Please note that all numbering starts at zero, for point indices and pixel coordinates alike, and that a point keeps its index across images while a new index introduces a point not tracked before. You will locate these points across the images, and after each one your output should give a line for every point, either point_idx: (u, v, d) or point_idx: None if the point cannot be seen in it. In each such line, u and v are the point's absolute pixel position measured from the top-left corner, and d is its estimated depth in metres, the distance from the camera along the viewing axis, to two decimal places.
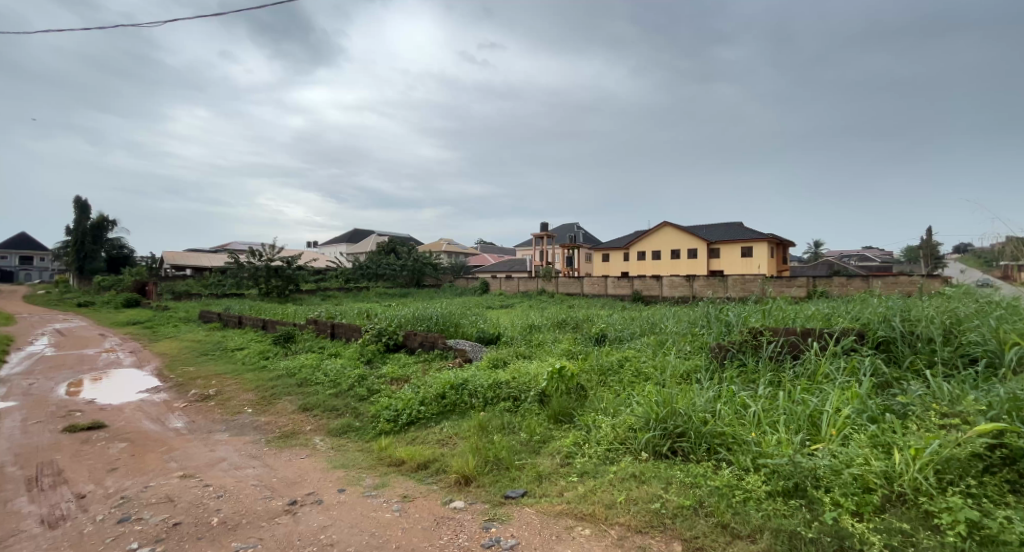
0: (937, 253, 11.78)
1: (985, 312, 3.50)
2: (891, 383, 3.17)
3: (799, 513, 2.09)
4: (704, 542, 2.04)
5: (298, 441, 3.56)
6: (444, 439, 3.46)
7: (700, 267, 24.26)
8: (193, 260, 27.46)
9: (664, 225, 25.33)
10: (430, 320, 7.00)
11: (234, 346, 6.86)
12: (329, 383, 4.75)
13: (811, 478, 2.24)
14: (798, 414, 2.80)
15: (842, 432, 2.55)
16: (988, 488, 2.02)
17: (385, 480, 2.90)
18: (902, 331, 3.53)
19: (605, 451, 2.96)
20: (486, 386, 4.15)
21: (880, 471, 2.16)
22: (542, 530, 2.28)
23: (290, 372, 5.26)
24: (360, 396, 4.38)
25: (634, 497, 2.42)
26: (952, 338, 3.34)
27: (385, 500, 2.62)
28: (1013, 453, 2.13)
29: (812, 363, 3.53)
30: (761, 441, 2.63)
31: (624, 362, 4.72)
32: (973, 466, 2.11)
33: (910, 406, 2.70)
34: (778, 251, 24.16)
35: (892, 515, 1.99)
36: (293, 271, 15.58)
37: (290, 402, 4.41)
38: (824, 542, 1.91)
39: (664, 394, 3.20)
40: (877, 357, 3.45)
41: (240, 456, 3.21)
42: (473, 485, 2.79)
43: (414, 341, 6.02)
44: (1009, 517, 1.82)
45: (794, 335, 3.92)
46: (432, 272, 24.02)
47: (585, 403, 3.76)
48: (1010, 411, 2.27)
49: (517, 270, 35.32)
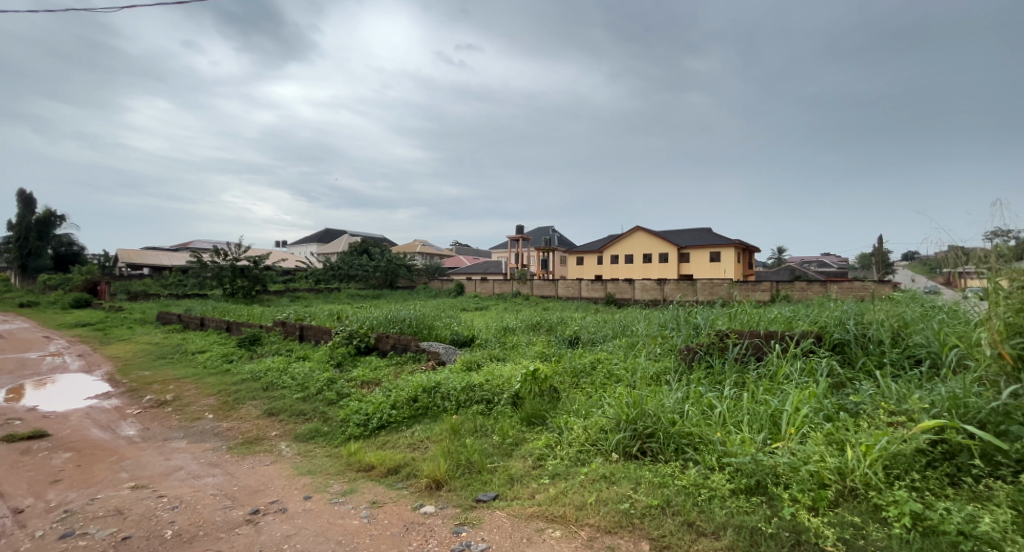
0: (889, 259, 12.39)
1: (929, 315, 3.73)
2: (845, 383, 3.33)
3: (760, 509, 2.17)
4: (670, 540, 2.08)
5: (263, 447, 3.47)
6: (415, 444, 3.43)
7: (671, 271, 24.82)
8: (151, 259, 26.37)
9: (636, 229, 25.84)
10: (403, 322, 6.93)
11: (194, 350, 6.61)
12: (296, 387, 4.63)
13: (771, 475, 2.32)
14: (761, 414, 2.90)
15: (800, 431, 2.64)
16: (930, 482, 2.14)
17: (353, 486, 2.85)
18: (855, 334, 3.71)
19: (577, 453, 2.99)
20: (459, 389, 4.12)
21: (834, 468, 2.25)
22: (513, 533, 2.28)
23: (255, 376, 5.11)
24: (329, 401, 4.29)
25: (604, 498, 2.46)
26: (900, 340, 3.54)
27: (354, 506, 2.58)
28: (952, 449, 2.27)
29: (774, 364, 3.66)
30: (726, 440, 2.70)
31: (596, 364, 4.79)
32: (917, 461, 2.24)
33: (862, 405, 2.84)
34: (745, 256, 24.93)
35: (844, 510, 2.08)
36: (259, 271, 15.13)
37: (256, 407, 4.28)
38: (782, 537, 1.98)
39: (634, 395, 3.26)
40: (833, 357, 3.61)
41: (198, 464, 3.10)
42: (444, 489, 2.77)
43: (386, 344, 5.95)
44: (949, 509, 1.94)
45: (757, 337, 4.07)
46: (405, 274, 23.76)
47: (557, 405, 3.80)
48: (949, 408, 2.41)
49: (491, 272, 35.29)
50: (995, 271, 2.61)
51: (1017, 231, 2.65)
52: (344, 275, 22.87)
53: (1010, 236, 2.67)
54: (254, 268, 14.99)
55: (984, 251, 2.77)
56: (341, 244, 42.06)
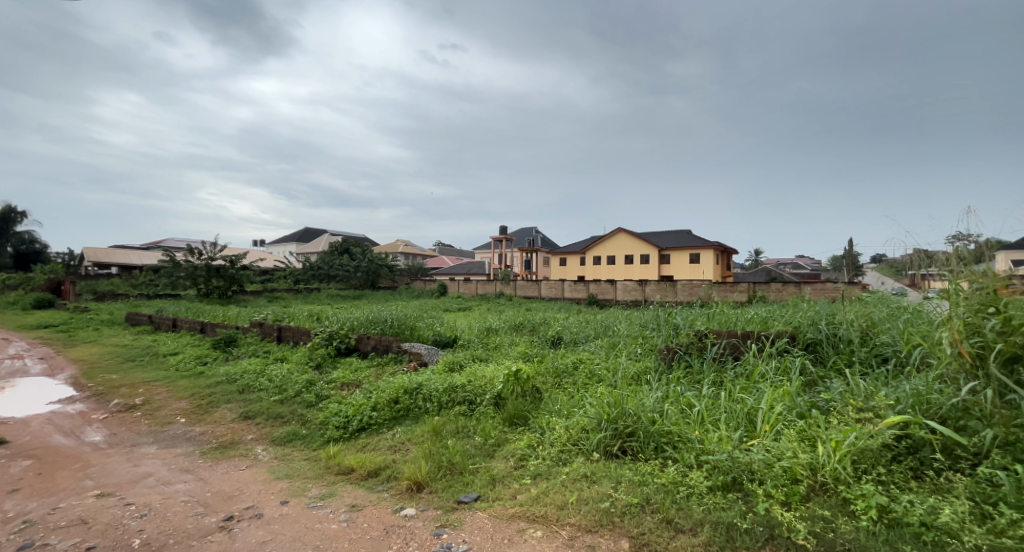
0: (858, 261, 12.80)
1: (895, 315, 3.87)
2: (817, 381, 3.43)
3: (736, 506, 2.21)
4: (649, 538, 2.11)
5: (238, 451, 3.39)
6: (396, 446, 3.40)
7: (652, 272, 25.15)
8: (121, 258, 25.59)
9: (618, 230, 26.09)
10: (384, 322, 6.87)
11: (166, 351, 6.44)
12: (274, 389, 4.55)
13: (747, 472, 2.38)
14: (737, 413, 2.96)
15: (775, 428, 2.71)
16: (895, 476, 2.21)
17: (332, 490, 2.82)
18: (827, 334, 3.82)
19: (558, 452, 3.01)
20: (441, 390, 4.10)
21: (806, 463, 2.31)
22: (494, 534, 2.28)
23: (231, 378, 5.00)
24: (308, 403, 4.22)
25: (585, 497, 2.47)
26: (868, 339, 3.66)
27: (332, 510, 2.55)
28: (916, 443, 2.35)
29: (750, 363, 3.74)
30: (704, 439, 2.75)
31: (578, 364, 4.83)
32: (883, 456, 2.32)
33: (832, 402, 2.93)
34: (723, 257, 25.42)
35: (815, 504, 2.14)
36: (235, 271, 14.81)
37: (231, 411, 4.19)
38: (757, 532, 2.03)
39: (615, 395, 3.29)
40: (806, 357, 3.71)
41: (168, 470, 3.02)
42: (425, 491, 2.76)
43: (367, 345, 5.89)
44: (912, 501, 2.01)
45: (735, 337, 4.15)
46: (387, 274, 23.55)
47: (540, 405, 3.82)
48: (913, 405, 2.50)
49: (474, 272, 35.18)
50: (956, 273, 2.71)
51: (976, 236, 2.75)
52: (324, 275, 22.55)
53: (971, 240, 2.78)
54: (231, 268, 14.65)
55: (946, 254, 2.87)
56: (321, 244, 41.35)
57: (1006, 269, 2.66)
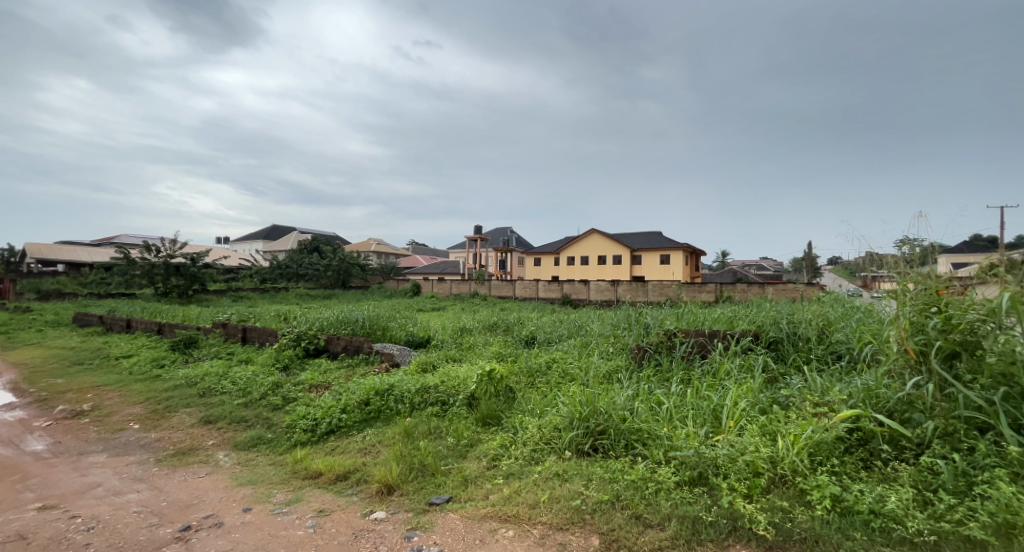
0: (817, 262, 13.37)
1: (849, 315, 4.07)
2: (778, 377, 3.56)
3: (702, 499, 2.27)
4: (619, 534, 2.14)
5: (198, 457, 3.27)
6: (366, 448, 3.34)
7: (624, 273, 25.55)
8: (69, 254, 24.26)
9: (591, 231, 26.41)
10: (355, 323, 6.75)
11: (119, 354, 6.14)
12: (237, 392, 4.41)
13: (712, 467, 2.44)
14: (704, 409, 3.04)
15: (739, 424, 2.79)
16: (848, 466, 2.32)
17: (298, 495, 2.75)
18: (788, 332, 3.98)
19: (531, 452, 3.02)
20: (413, 391, 4.06)
21: (767, 457, 2.39)
22: (466, 535, 2.27)
23: (191, 382, 4.81)
24: (274, 406, 4.11)
25: (556, 495, 2.49)
26: (825, 337, 3.83)
27: (298, 516, 2.49)
28: (866, 435, 2.47)
29: (716, 361, 3.85)
30: (672, 435, 2.82)
31: (552, 363, 4.86)
32: (837, 447, 2.42)
33: (791, 398, 3.04)
34: (693, 258, 26.05)
35: (775, 495, 2.21)
36: (197, 270, 14.28)
37: (190, 415, 4.03)
38: (721, 524, 2.09)
39: (587, 393, 3.33)
40: (768, 354, 3.85)
41: (120, 480, 2.89)
42: (396, 494, 2.72)
43: (337, 345, 5.77)
44: (862, 490, 2.11)
45: (702, 336, 4.25)
46: (359, 273, 23.14)
47: (513, 405, 3.83)
48: (864, 399, 2.63)
49: (447, 272, 34.93)
50: (904, 274, 2.85)
51: (921, 239, 2.91)
52: (292, 275, 21.91)
53: (917, 243, 2.93)
54: (192, 267, 14.07)
55: (894, 256, 3.02)
56: (289, 243, 40.19)
57: (947, 272, 2.83)
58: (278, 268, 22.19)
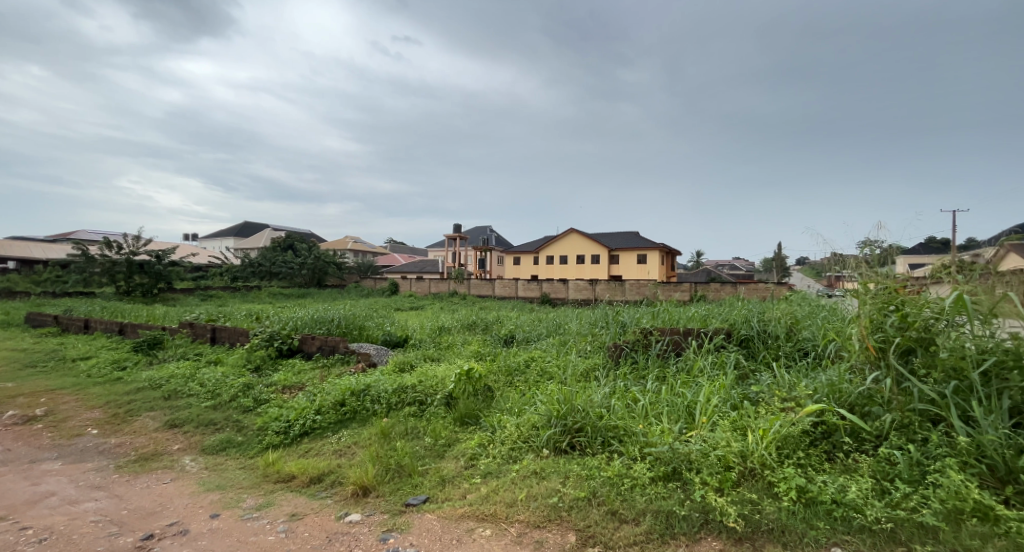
0: (786, 263, 13.81)
1: (816, 313, 4.21)
2: (748, 374, 3.66)
3: (675, 494, 2.30)
4: (595, 530, 2.16)
5: (162, 463, 3.16)
6: (341, 450, 3.29)
7: (602, 272, 25.80)
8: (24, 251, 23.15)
9: (570, 231, 26.60)
10: (331, 322, 6.64)
11: (77, 356, 5.88)
12: (205, 394, 4.28)
13: (685, 462, 2.48)
14: (678, 406, 3.09)
15: (712, 419, 2.85)
16: (812, 459, 2.39)
17: (269, 499, 2.68)
18: (758, 330, 4.08)
19: (509, 451, 3.02)
20: (390, 391, 4.01)
21: (738, 451, 2.44)
22: (443, 536, 2.26)
23: (154, 384, 4.64)
24: (245, 408, 4.00)
25: (534, 493, 2.49)
26: (792, 334, 3.95)
27: (269, 521, 2.43)
28: (830, 429, 2.55)
29: (690, 359, 3.93)
30: (647, 431, 2.86)
31: (530, 362, 4.87)
32: (803, 441, 2.50)
33: (761, 394, 3.12)
34: (669, 258, 26.50)
35: (745, 488, 2.26)
36: (162, 268, 13.83)
37: (155, 419, 3.89)
38: (693, 518, 2.13)
39: (564, 391, 3.35)
40: (739, 352, 3.94)
41: (76, 488, 2.77)
42: (372, 496, 2.68)
43: (312, 345, 5.66)
44: (825, 481, 2.18)
45: (677, 334, 4.32)
46: (335, 271, 22.76)
47: (492, 404, 3.82)
48: (828, 394, 2.71)
49: (426, 271, 34.66)
50: (864, 275, 2.96)
51: (881, 242, 3.02)
52: (265, 271, 21.38)
53: (877, 245, 3.04)
54: (157, 264, 13.63)
55: (856, 256, 3.13)
56: (262, 240, 39.10)
57: (904, 272, 2.94)
58: (250, 266, 21.61)
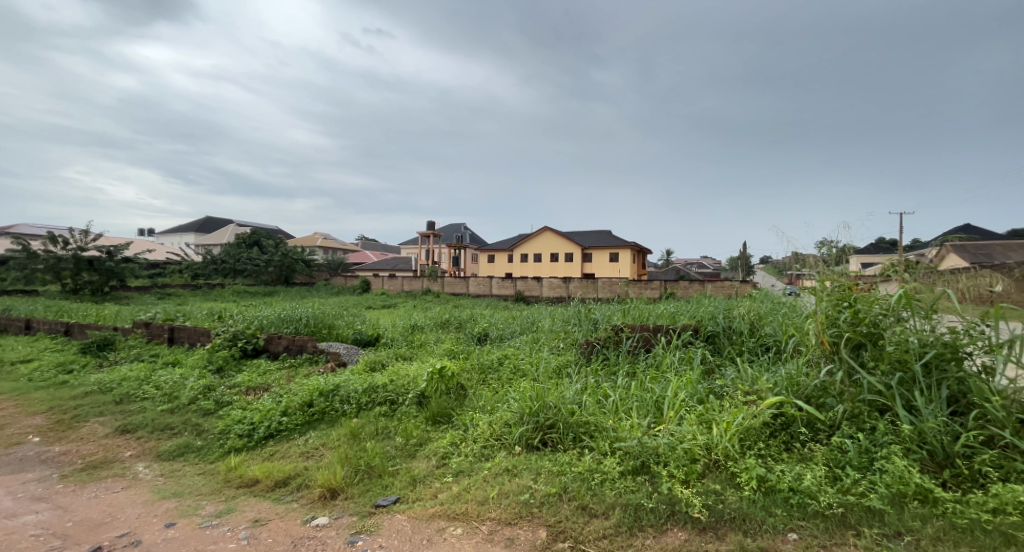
0: (750, 261, 14.29)
1: (777, 309, 4.36)
2: (714, 368, 3.75)
3: (644, 487, 2.33)
4: (565, 525, 2.16)
5: (113, 470, 3.00)
6: (308, 452, 3.20)
7: (575, 270, 26.01)
8: None
9: (544, 229, 26.73)
10: (299, 321, 6.46)
11: (18, 358, 5.53)
12: (162, 397, 4.09)
13: (654, 455, 2.51)
14: (647, 401, 3.13)
15: (679, 413, 2.90)
16: (771, 449, 2.46)
17: (231, 505, 2.59)
18: (724, 326, 4.19)
19: (481, 448, 2.99)
20: (360, 391, 3.93)
21: (703, 443, 2.49)
22: (413, 536, 2.22)
23: (105, 387, 4.40)
24: (205, 411, 3.84)
25: (505, 490, 2.48)
26: (755, 330, 4.08)
27: (230, 528, 2.34)
28: (788, 420, 2.63)
29: (659, 355, 4.00)
30: (617, 426, 2.88)
31: (503, 360, 4.86)
32: (763, 432, 2.57)
33: (725, 388, 3.20)
34: (640, 256, 26.94)
35: (709, 479, 2.31)
36: (114, 264, 13.19)
37: (105, 425, 3.69)
38: (660, 510, 2.16)
39: (537, 389, 3.35)
40: (706, 348, 4.04)
41: (15, 501, 2.59)
42: (340, 498, 2.62)
43: (278, 345, 5.50)
44: (783, 470, 2.25)
45: (647, 331, 4.39)
46: (303, 269, 22.21)
47: (464, 402, 3.79)
48: (786, 387, 2.79)
49: (398, 268, 34.24)
50: (822, 273, 3.07)
51: (838, 242, 3.13)
52: (229, 267, 20.69)
53: (834, 245, 3.15)
54: (107, 261, 13.05)
55: (815, 255, 3.23)
56: (225, 235, 37.79)
57: (857, 271, 3.06)
58: (211, 263, 20.79)
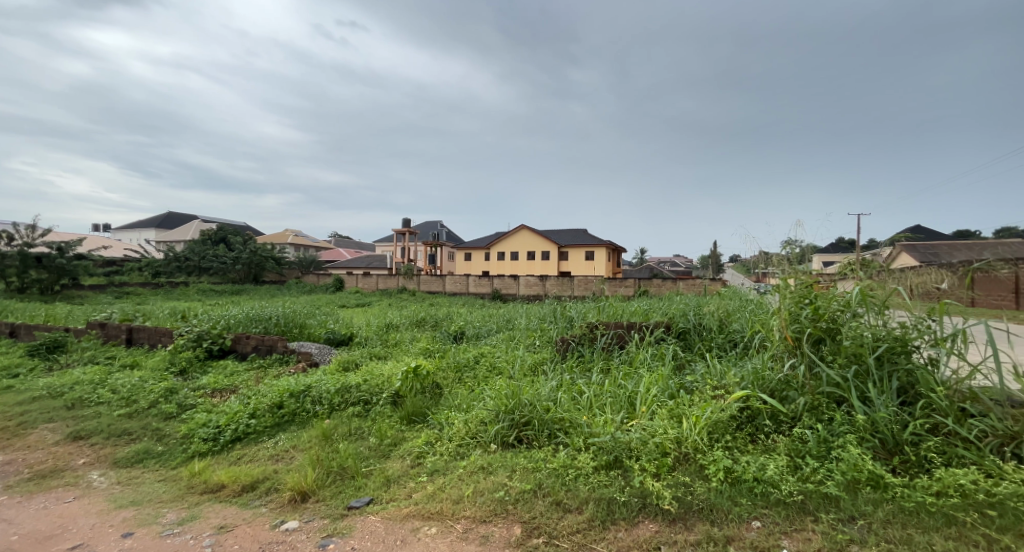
0: (720, 260, 14.70)
1: (745, 306, 4.48)
2: (684, 364, 3.83)
3: (616, 481, 2.36)
4: (540, 521, 2.17)
5: (64, 480, 2.85)
6: (278, 455, 3.11)
7: (551, 269, 26.17)
8: None
9: (520, 227, 26.76)
10: (269, 320, 6.29)
11: None
12: (119, 402, 3.92)
13: (626, 450, 2.55)
14: (620, 397, 3.17)
15: (651, 408, 2.95)
16: (737, 441, 2.53)
17: (194, 512, 2.49)
18: (694, 322, 4.29)
19: (456, 447, 2.97)
20: (332, 391, 3.85)
21: (674, 437, 2.53)
22: (386, 537, 2.19)
23: (56, 392, 4.18)
24: (167, 415, 3.70)
25: (480, 488, 2.47)
26: (724, 326, 4.19)
27: (193, 536, 2.25)
28: (754, 413, 2.70)
29: (632, 352, 4.06)
30: (591, 422, 2.91)
31: (479, 358, 4.84)
32: (730, 425, 2.64)
33: (695, 383, 3.27)
34: (615, 254, 27.30)
35: (679, 472, 2.35)
36: (66, 262, 12.54)
37: (55, 432, 3.50)
38: (632, 503, 2.19)
39: (512, 386, 3.36)
40: (677, 344, 4.12)
41: None
42: (311, 501, 2.56)
43: (246, 346, 5.34)
44: (748, 460, 2.31)
45: (621, 328, 4.45)
46: (273, 267, 21.63)
47: (440, 401, 3.75)
48: (752, 381, 2.86)
49: (373, 267, 33.76)
50: (786, 271, 3.17)
51: (801, 241, 3.24)
52: (193, 267, 19.90)
53: (797, 245, 3.25)
54: (58, 258, 12.38)
55: (780, 254, 3.33)
56: (190, 232, 36.48)
57: (818, 270, 3.16)
58: (174, 262, 19.97)
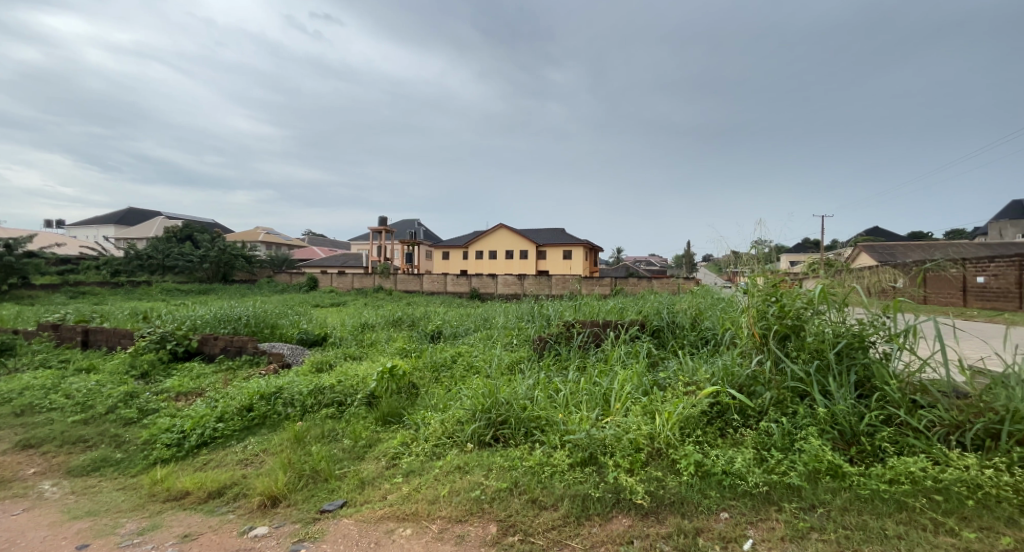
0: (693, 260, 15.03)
1: (716, 304, 4.58)
2: (658, 361, 3.89)
3: (591, 478, 2.38)
4: (516, 519, 2.17)
5: (13, 491, 2.70)
6: (247, 459, 3.02)
7: (529, 268, 26.27)
8: None
9: (498, 226, 26.74)
10: (238, 321, 6.12)
11: None
12: (74, 407, 3.74)
13: (601, 447, 2.57)
14: (595, 395, 3.20)
15: (625, 405, 2.98)
16: (707, 436, 2.58)
17: (156, 520, 2.40)
18: (668, 321, 4.36)
19: (432, 447, 2.94)
20: (305, 393, 3.77)
21: (647, 433, 2.57)
22: (360, 540, 2.15)
23: (4, 398, 3.96)
24: (127, 420, 3.55)
25: (456, 488, 2.46)
26: (696, 324, 4.27)
27: (155, 546, 2.17)
28: (723, 407, 2.76)
29: (608, 349, 4.10)
30: (566, 420, 2.92)
31: (457, 357, 4.81)
32: (701, 420, 2.69)
33: (668, 380, 3.33)
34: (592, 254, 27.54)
35: (652, 467, 2.38)
36: (17, 260, 11.90)
37: (2, 441, 3.31)
38: (607, 499, 2.21)
39: (489, 385, 3.35)
40: (652, 342, 4.18)
41: None
42: (282, 506, 2.50)
43: (214, 347, 5.18)
44: (718, 454, 2.36)
45: (597, 326, 4.49)
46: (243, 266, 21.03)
47: (415, 401, 3.71)
48: (722, 377, 2.92)
49: (348, 265, 33.21)
50: (755, 271, 3.25)
51: (768, 242, 3.33)
52: (156, 265, 19.17)
53: (765, 245, 3.34)
54: (7, 255, 11.74)
55: (750, 253, 3.41)
56: (154, 229, 35.17)
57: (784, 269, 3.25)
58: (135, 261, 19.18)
